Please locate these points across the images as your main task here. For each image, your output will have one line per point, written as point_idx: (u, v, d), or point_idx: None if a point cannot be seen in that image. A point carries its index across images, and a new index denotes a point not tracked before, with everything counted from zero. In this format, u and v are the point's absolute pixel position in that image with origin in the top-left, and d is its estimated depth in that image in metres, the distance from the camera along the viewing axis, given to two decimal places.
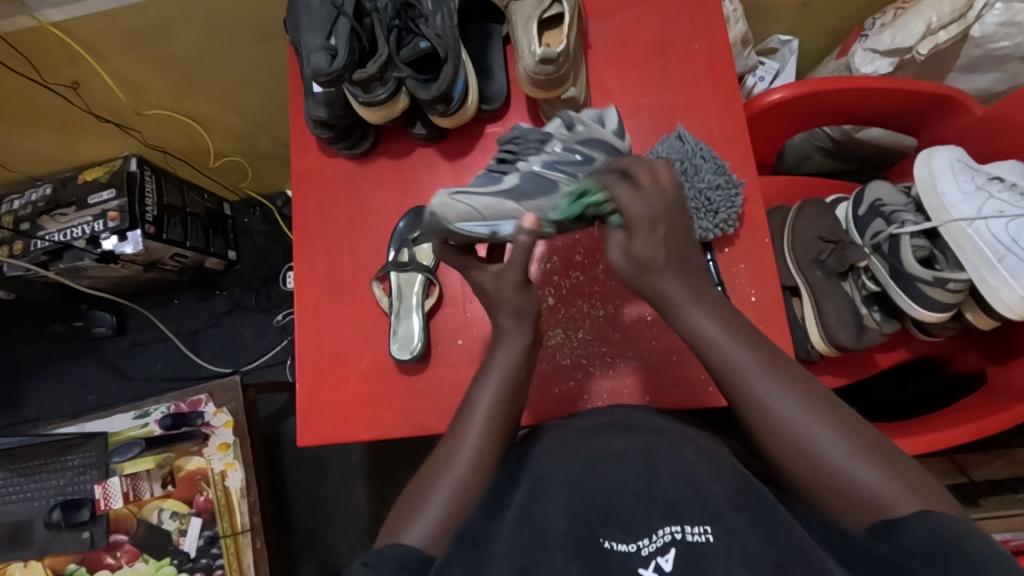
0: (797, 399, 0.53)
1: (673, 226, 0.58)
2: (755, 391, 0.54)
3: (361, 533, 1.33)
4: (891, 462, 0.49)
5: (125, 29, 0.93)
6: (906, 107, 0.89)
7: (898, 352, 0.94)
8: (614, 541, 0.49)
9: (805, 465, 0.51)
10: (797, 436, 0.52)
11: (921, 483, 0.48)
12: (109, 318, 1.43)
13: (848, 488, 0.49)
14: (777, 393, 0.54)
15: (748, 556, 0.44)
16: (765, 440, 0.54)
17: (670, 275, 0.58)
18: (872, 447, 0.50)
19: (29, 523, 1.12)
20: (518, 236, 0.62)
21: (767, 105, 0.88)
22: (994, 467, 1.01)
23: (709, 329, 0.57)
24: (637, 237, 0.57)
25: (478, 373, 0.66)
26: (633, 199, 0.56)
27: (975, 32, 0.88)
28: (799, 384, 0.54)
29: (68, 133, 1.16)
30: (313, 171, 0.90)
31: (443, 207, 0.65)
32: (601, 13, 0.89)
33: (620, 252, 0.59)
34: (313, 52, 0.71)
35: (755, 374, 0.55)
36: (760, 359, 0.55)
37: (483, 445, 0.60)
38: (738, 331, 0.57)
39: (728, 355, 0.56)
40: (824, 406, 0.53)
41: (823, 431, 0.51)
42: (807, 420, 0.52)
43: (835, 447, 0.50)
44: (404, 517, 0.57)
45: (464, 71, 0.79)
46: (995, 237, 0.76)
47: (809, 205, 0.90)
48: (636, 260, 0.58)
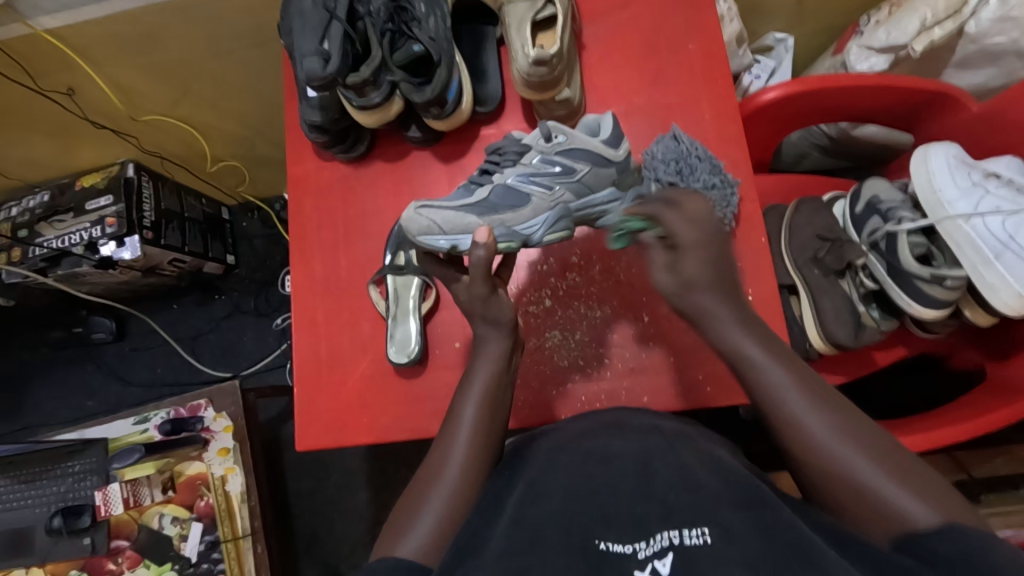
0: (832, 421, 0.53)
1: (718, 250, 0.59)
2: (790, 409, 0.54)
3: (362, 536, 1.33)
4: (927, 489, 0.48)
5: (119, 36, 0.93)
6: (900, 104, 0.89)
7: (896, 349, 0.94)
8: (609, 542, 0.49)
9: (837, 482, 0.50)
10: (832, 458, 0.51)
11: (938, 489, 0.48)
12: (109, 324, 1.44)
13: (883, 507, 0.48)
14: (810, 413, 0.53)
15: (748, 557, 0.45)
16: (796, 454, 0.53)
17: (710, 293, 0.58)
18: (909, 472, 0.49)
19: (31, 530, 1.12)
20: (474, 251, 0.63)
21: (763, 104, 0.88)
22: (994, 464, 1.00)
23: (746, 346, 0.57)
24: (687, 256, 0.58)
25: (462, 380, 0.66)
26: (679, 222, 0.58)
27: (970, 28, 0.88)
28: (834, 406, 0.54)
29: (65, 139, 1.16)
30: (309, 175, 0.90)
31: (409, 220, 0.68)
32: (595, 13, 0.89)
33: (664, 272, 0.59)
34: (305, 57, 0.71)
35: (792, 394, 0.55)
36: (796, 380, 0.55)
37: (474, 451, 0.61)
38: (776, 352, 0.57)
39: (764, 374, 0.56)
40: (859, 426, 0.52)
41: (860, 456, 0.50)
42: (843, 443, 0.51)
43: (868, 468, 0.50)
44: (399, 527, 0.57)
45: (458, 74, 0.79)
46: (992, 233, 0.76)
47: (806, 204, 0.91)
48: (682, 278, 0.58)
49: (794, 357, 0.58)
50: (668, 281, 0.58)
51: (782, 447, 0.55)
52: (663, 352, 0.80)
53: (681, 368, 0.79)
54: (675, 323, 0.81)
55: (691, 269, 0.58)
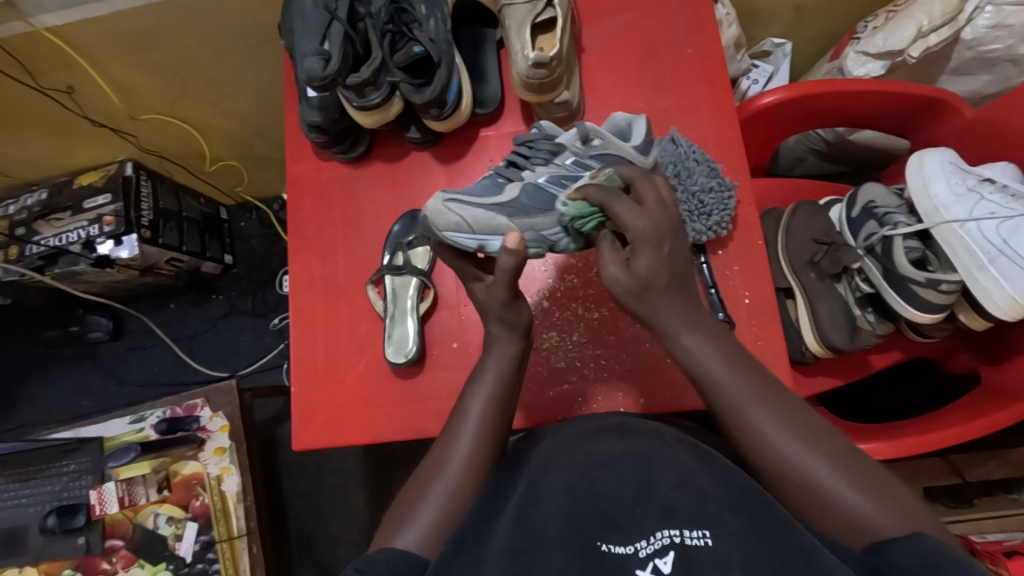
0: (791, 427, 0.53)
1: (676, 245, 0.58)
2: (746, 417, 0.54)
3: (357, 538, 1.32)
4: (888, 494, 0.49)
5: (120, 35, 0.93)
6: (896, 109, 0.90)
7: (892, 353, 0.94)
8: (612, 544, 0.49)
9: (800, 489, 0.51)
10: (788, 465, 0.51)
11: (897, 496, 0.49)
12: (106, 323, 1.43)
13: (841, 513, 0.49)
14: (767, 418, 0.53)
15: (748, 558, 0.45)
16: (757, 463, 0.53)
17: (670, 296, 0.58)
18: (869, 477, 0.50)
19: (25, 529, 1.11)
20: (502, 256, 0.60)
21: (761, 107, 0.89)
22: (988, 467, 0.98)
23: (702, 353, 0.57)
24: (639, 254, 0.56)
25: (470, 380, 0.66)
26: (634, 215, 0.56)
27: (966, 35, 0.88)
28: (793, 411, 0.54)
29: (64, 137, 1.16)
30: (308, 175, 0.90)
31: (435, 213, 0.65)
32: (595, 16, 0.89)
33: (617, 268, 0.57)
34: (306, 57, 0.72)
35: (750, 403, 0.54)
36: (752, 388, 0.55)
37: (477, 450, 0.61)
38: (732, 359, 0.57)
39: (719, 381, 0.56)
40: (818, 432, 0.53)
41: (821, 464, 0.51)
42: (806, 452, 0.51)
43: (829, 474, 0.50)
44: (398, 521, 0.57)
45: (458, 75, 0.79)
46: (986, 238, 0.76)
47: (803, 208, 0.91)
48: (638, 277, 0.56)
49: (756, 365, 0.58)
50: (620, 277, 0.57)
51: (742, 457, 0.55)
52: (661, 353, 0.80)
53: (678, 370, 0.79)
54: None
55: (644, 266, 0.56)
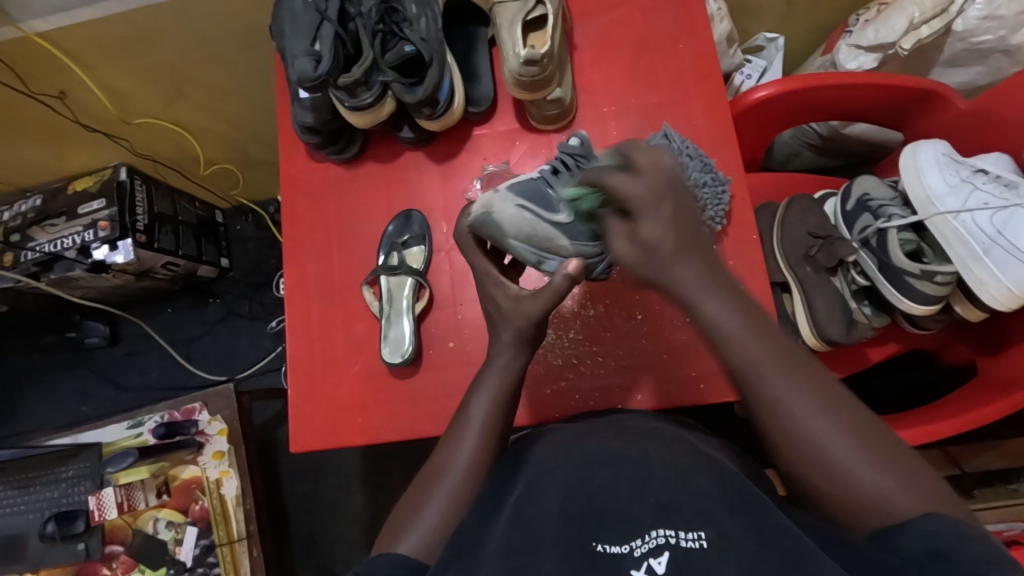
0: (813, 400, 0.52)
1: (680, 204, 0.57)
2: (771, 390, 0.52)
3: (358, 539, 1.32)
4: (906, 469, 0.48)
5: (112, 39, 0.92)
6: (888, 101, 0.89)
7: (889, 345, 0.94)
8: (607, 545, 0.49)
9: (821, 467, 0.50)
10: (812, 440, 0.50)
11: (912, 470, 0.48)
12: (103, 328, 1.43)
13: (857, 489, 0.48)
14: (791, 391, 0.52)
15: (743, 558, 0.44)
16: (777, 440, 0.52)
17: (682, 259, 0.57)
18: (886, 453, 0.49)
19: (24, 536, 1.11)
20: (557, 277, 0.61)
21: (754, 102, 0.88)
22: (986, 458, 0.99)
23: (724, 318, 0.55)
24: (645, 222, 0.56)
25: (470, 387, 0.66)
26: (628, 185, 0.55)
27: (957, 26, 0.88)
28: (817, 383, 0.53)
29: (57, 142, 1.15)
30: (302, 177, 0.90)
31: (506, 220, 0.67)
32: (587, 13, 0.89)
33: (624, 240, 0.58)
34: (297, 58, 0.71)
35: (777, 376, 0.53)
36: (780, 357, 0.54)
37: (480, 452, 0.61)
38: (760, 327, 0.55)
39: (743, 350, 0.54)
40: (844, 405, 0.52)
41: (839, 437, 0.50)
42: (827, 429, 0.50)
43: (847, 452, 0.49)
44: (399, 527, 0.57)
45: (450, 74, 0.79)
46: (980, 228, 0.76)
47: (798, 202, 0.91)
48: (642, 244, 0.57)
49: (780, 335, 0.56)
50: (628, 252, 0.58)
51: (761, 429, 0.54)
52: (657, 349, 0.80)
53: (676, 366, 0.80)
54: (670, 321, 0.81)
55: (650, 233, 0.56)
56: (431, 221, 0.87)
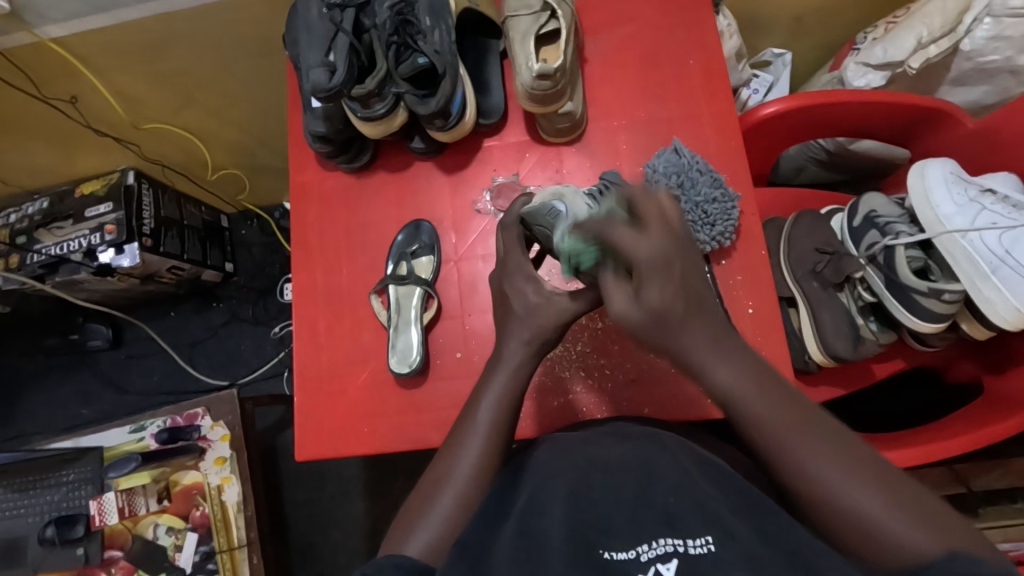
0: (826, 452, 0.50)
1: (685, 260, 0.55)
2: (779, 446, 0.52)
3: (358, 547, 1.32)
4: (927, 512, 0.46)
5: (125, 45, 0.93)
6: (896, 120, 0.90)
7: (895, 361, 0.94)
8: (613, 551, 0.47)
9: (846, 523, 0.47)
10: (833, 495, 0.48)
11: (936, 515, 0.46)
12: (106, 331, 1.43)
13: (881, 540, 0.46)
14: (803, 448, 0.51)
15: (752, 559, 0.42)
16: (804, 499, 0.50)
17: (689, 327, 0.55)
18: (904, 495, 0.47)
19: (23, 539, 1.11)
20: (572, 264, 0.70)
21: (762, 118, 0.89)
22: (993, 476, 0.99)
23: (730, 380, 0.55)
24: (648, 287, 0.54)
25: (475, 389, 0.66)
26: (635, 243, 0.54)
27: (965, 46, 0.89)
28: (827, 433, 0.51)
29: (66, 145, 1.16)
30: (312, 185, 0.90)
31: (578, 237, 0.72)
32: (597, 28, 0.90)
33: (627, 299, 0.56)
34: (311, 68, 0.72)
35: (790, 433, 0.52)
36: (790, 411, 0.53)
37: (484, 459, 0.60)
38: (771, 384, 0.55)
39: (751, 410, 0.54)
40: (867, 457, 0.50)
41: (864, 489, 0.47)
42: (845, 478, 0.48)
43: (868, 499, 0.47)
44: (406, 529, 0.57)
45: (461, 87, 0.80)
46: (988, 247, 0.76)
47: (805, 217, 0.92)
48: (651, 310, 0.54)
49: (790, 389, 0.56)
50: (631, 312, 0.55)
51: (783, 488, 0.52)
52: (664, 362, 0.81)
53: (683, 380, 0.80)
54: None
55: (656, 298, 0.54)
56: (440, 231, 0.87)
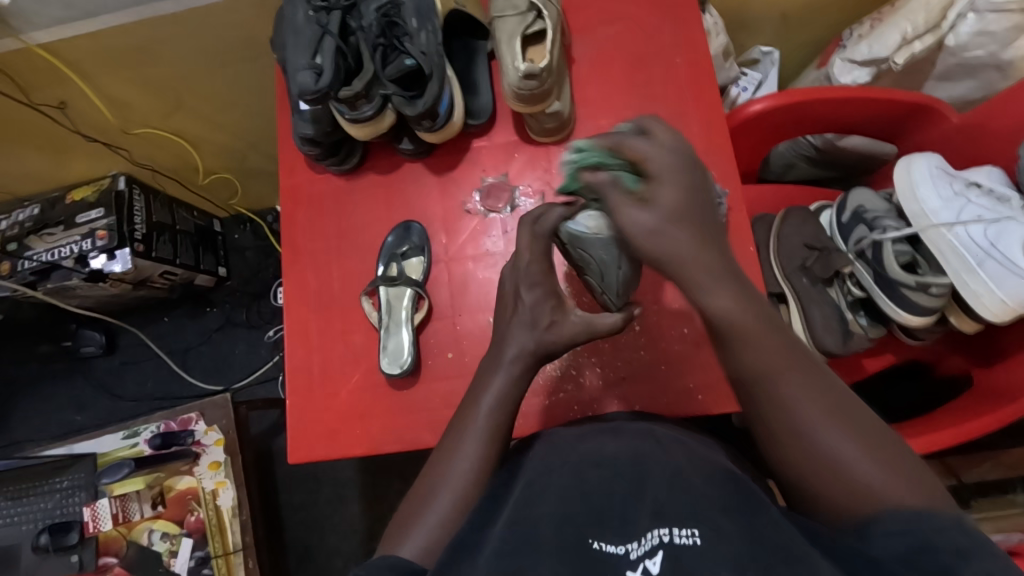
0: (817, 398, 0.52)
1: (697, 183, 0.55)
2: (777, 391, 0.53)
3: (355, 550, 1.31)
4: (898, 462, 0.49)
5: (113, 50, 0.93)
6: (881, 117, 0.91)
7: (886, 356, 0.95)
8: (603, 542, 0.47)
9: (823, 470, 0.50)
10: (814, 442, 0.51)
11: (912, 471, 0.49)
12: (99, 337, 1.43)
13: (854, 485, 0.49)
14: (799, 393, 0.53)
15: (737, 555, 0.43)
16: (786, 442, 0.52)
17: (695, 237, 0.54)
18: (882, 448, 0.50)
19: (17, 547, 1.11)
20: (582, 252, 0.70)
21: (750, 115, 0.89)
22: (983, 470, 1.00)
23: (732, 306, 0.54)
24: (661, 185, 0.53)
25: (475, 385, 0.65)
26: (649, 152, 0.54)
27: (949, 41, 0.90)
28: (818, 380, 0.54)
29: (56, 151, 1.15)
30: (301, 188, 0.90)
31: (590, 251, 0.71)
32: (585, 27, 0.90)
33: (636, 207, 0.53)
34: (298, 70, 0.72)
35: (780, 371, 0.54)
36: (788, 356, 0.54)
37: (482, 463, 0.60)
38: (769, 321, 0.55)
39: (751, 342, 0.54)
40: (848, 405, 0.53)
41: (844, 442, 0.50)
42: (829, 428, 0.51)
43: (846, 449, 0.50)
44: (403, 528, 0.57)
45: (449, 87, 0.80)
46: (974, 240, 0.77)
47: (794, 214, 0.92)
48: (660, 216, 0.53)
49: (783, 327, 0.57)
50: (640, 217, 0.53)
51: (766, 434, 0.54)
52: (655, 360, 0.81)
53: (674, 377, 0.80)
54: (667, 333, 0.81)
55: (669, 197, 0.53)
56: (430, 231, 0.87)
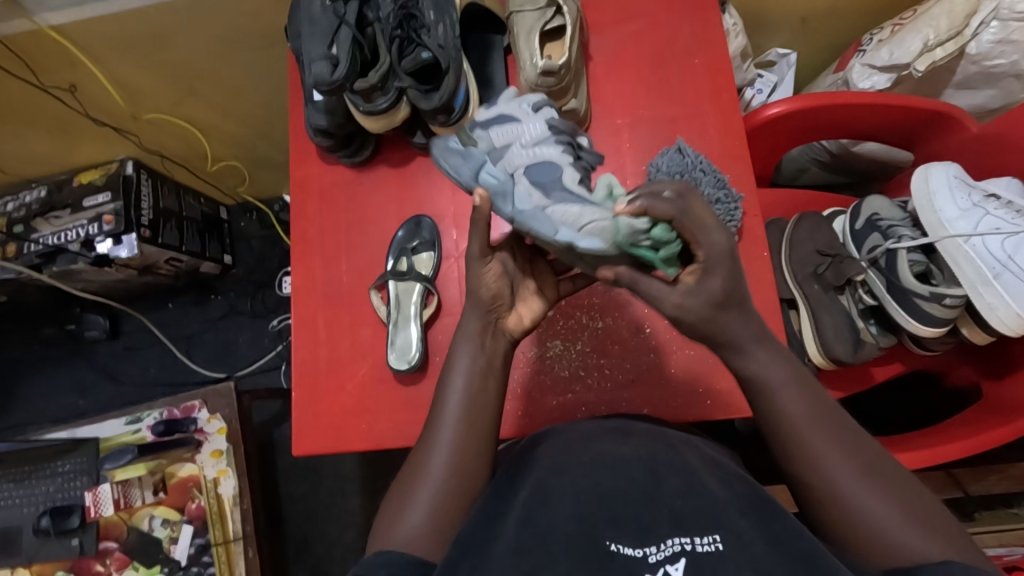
0: (849, 452, 0.51)
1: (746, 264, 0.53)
2: (806, 443, 0.52)
3: (354, 542, 1.32)
4: (931, 519, 0.48)
5: (125, 34, 0.92)
6: (899, 124, 0.90)
7: (893, 365, 0.94)
8: (620, 544, 0.47)
9: (850, 522, 0.49)
10: (844, 493, 0.49)
11: (940, 525, 0.48)
12: (103, 322, 1.42)
13: (886, 542, 0.47)
14: (829, 445, 0.51)
15: (759, 562, 0.43)
16: (813, 497, 0.51)
17: (736, 313, 0.53)
18: (914, 503, 0.48)
19: (18, 530, 1.11)
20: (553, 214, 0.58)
21: (766, 119, 0.89)
22: (989, 482, 0.98)
23: (773, 372, 0.53)
24: (710, 274, 0.51)
25: (446, 365, 0.62)
26: (704, 237, 0.51)
27: (971, 49, 0.89)
28: (849, 432, 0.52)
29: (65, 134, 1.15)
30: (312, 178, 0.89)
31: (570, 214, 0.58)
32: (602, 25, 0.89)
33: (683, 293, 0.52)
34: (313, 61, 0.71)
35: (806, 419, 0.52)
36: (819, 408, 0.53)
37: (464, 453, 0.57)
38: (804, 379, 0.54)
39: (784, 398, 0.53)
40: (882, 461, 0.51)
41: (876, 497, 0.48)
42: (861, 481, 0.49)
43: (880, 506, 0.48)
44: (390, 520, 0.55)
45: (465, 82, 0.79)
46: (991, 253, 0.76)
47: (807, 219, 0.91)
48: (709, 299, 0.51)
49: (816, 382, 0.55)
50: (690, 303, 0.52)
51: (794, 481, 0.53)
52: (663, 363, 0.80)
53: (682, 381, 0.79)
54: (676, 336, 0.81)
55: (719, 287, 0.51)
56: (441, 227, 0.86)
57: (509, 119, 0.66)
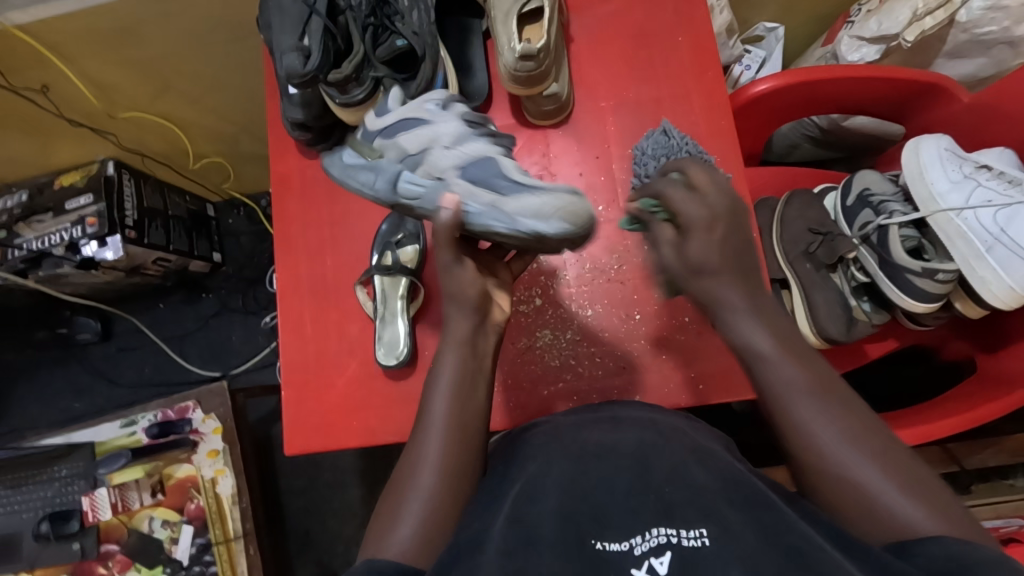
0: (843, 423, 0.50)
1: (734, 226, 0.55)
2: (801, 413, 0.51)
3: (355, 535, 1.32)
4: (927, 485, 0.47)
5: (93, 32, 0.89)
6: (887, 97, 0.88)
7: (887, 342, 0.94)
8: (606, 541, 0.46)
9: (848, 494, 0.48)
10: (840, 464, 0.49)
11: (938, 493, 0.47)
12: (95, 325, 1.41)
13: (885, 512, 0.46)
14: (821, 416, 0.51)
15: (749, 556, 0.42)
16: (809, 472, 0.51)
17: (724, 278, 0.55)
18: (910, 470, 0.48)
19: (19, 535, 1.11)
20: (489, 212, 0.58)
21: (754, 96, 0.87)
22: (983, 455, 0.98)
23: (760, 341, 0.54)
24: (694, 237, 0.54)
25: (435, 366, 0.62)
26: (686, 202, 0.55)
27: (961, 17, 0.86)
28: (843, 404, 0.52)
29: (41, 136, 1.12)
30: (293, 174, 0.88)
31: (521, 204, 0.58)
32: (584, 5, 0.87)
33: (669, 249, 0.57)
34: (284, 53, 0.69)
35: (799, 396, 0.52)
36: (809, 376, 0.53)
37: (459, 444, 0.57)
38: (798, 349, 0.54)
39: (777, 370, 0.53)
40: (876, 431, 0.50)
41: (870, 465, 0.48)
42: (856, 452, 0.49)
43: (877, 476, 0.48)
44: (381, 528, 0.53)
45: (445, 68, 0.78)
46: (983, 226, 0.75)
47: (797, 197, 0.90)
48: (689, 260, 0.55)
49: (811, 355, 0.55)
50: (671, 256, 0.56)
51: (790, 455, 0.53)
52: (655, 349, 0.79)
53: (674, 367, 0.79)
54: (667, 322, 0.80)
55: (697, 248, 0.54)
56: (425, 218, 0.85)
57: (418, 121, 0.65)
